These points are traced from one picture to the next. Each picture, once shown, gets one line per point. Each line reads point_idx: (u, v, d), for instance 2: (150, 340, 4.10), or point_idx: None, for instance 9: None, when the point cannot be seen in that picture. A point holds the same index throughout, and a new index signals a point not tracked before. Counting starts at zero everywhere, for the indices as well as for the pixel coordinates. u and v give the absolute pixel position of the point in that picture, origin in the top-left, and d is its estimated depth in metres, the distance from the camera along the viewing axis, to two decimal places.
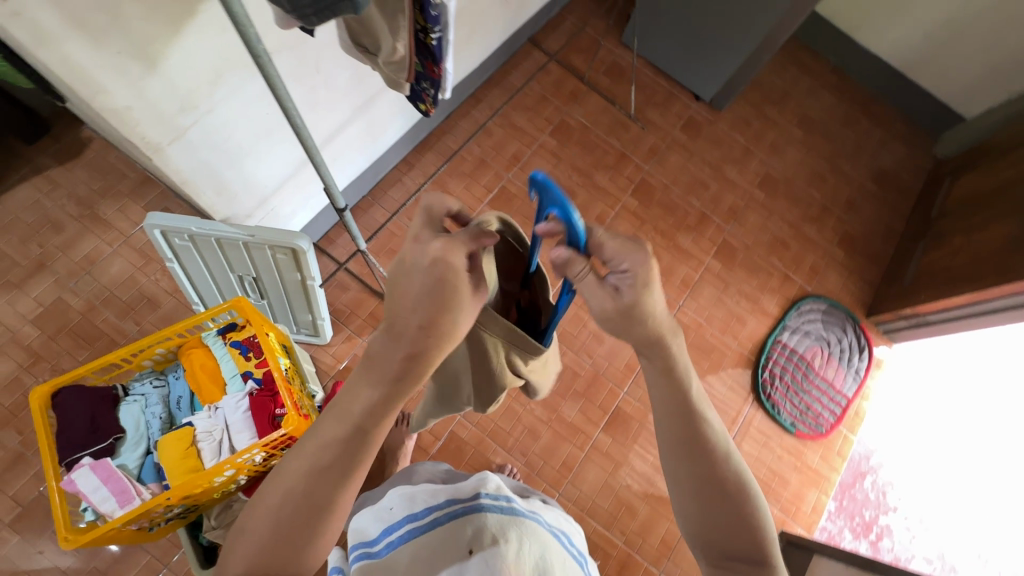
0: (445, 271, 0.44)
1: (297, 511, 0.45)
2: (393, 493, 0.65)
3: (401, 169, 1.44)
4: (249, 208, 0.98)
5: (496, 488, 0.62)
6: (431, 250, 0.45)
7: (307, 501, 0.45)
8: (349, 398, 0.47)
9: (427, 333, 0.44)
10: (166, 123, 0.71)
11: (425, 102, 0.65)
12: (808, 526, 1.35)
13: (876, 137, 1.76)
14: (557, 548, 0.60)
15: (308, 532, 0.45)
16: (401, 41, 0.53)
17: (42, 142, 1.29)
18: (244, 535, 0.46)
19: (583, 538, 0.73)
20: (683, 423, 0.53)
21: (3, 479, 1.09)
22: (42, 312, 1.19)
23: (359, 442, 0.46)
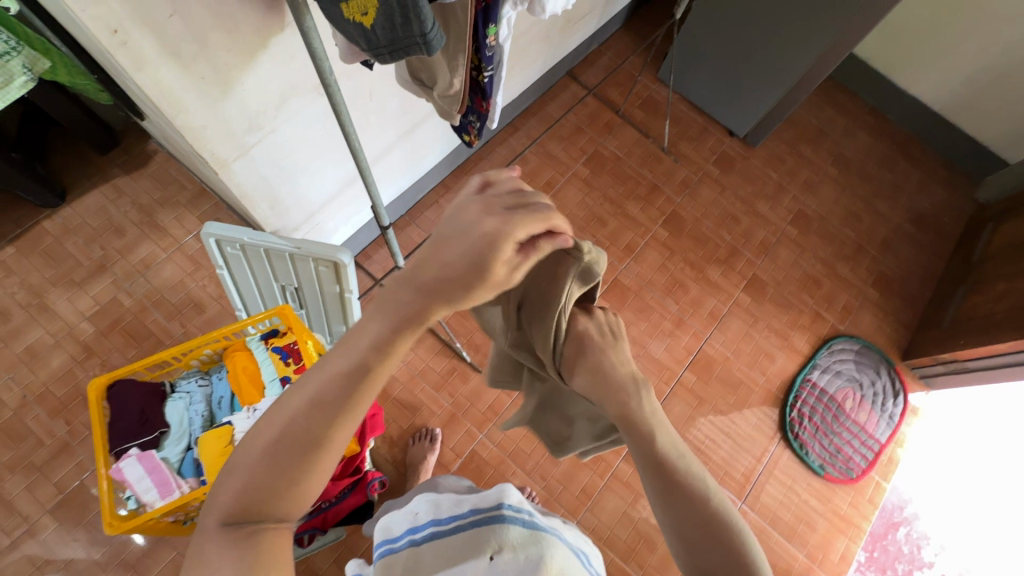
0: (488, 248, 0.41)
1: (287, 442, 0.41)
2: (419, 499, 0.68)
3: (438, 191, 1.49)
4: (297, 221, 1.04)
5: (517, 501, 0.61)
6: (487, 225, 0.41)
7: (302, 434, 0.41)
8: (360, 333, 0.43)
9: (460, 286, 0.42)
10: (235, 141, 0.78)
11: (470, 134, 0.72)
12: (835, 574, 1.30)
13: (914, 179, 1.74)
14: (578, 567, 0.59)
15: (298, 467, 0.41)
16: (457, 77, 0.57)
17: (113, 153, 1.40)
18: (234, 471, 0.42)
19: (602, 561, 0.70)
20: (651, 457, 0.52)
21: (49, 466, 1.15)
22: (98, 310, 1.27)
23: (360, 381, 0.42)
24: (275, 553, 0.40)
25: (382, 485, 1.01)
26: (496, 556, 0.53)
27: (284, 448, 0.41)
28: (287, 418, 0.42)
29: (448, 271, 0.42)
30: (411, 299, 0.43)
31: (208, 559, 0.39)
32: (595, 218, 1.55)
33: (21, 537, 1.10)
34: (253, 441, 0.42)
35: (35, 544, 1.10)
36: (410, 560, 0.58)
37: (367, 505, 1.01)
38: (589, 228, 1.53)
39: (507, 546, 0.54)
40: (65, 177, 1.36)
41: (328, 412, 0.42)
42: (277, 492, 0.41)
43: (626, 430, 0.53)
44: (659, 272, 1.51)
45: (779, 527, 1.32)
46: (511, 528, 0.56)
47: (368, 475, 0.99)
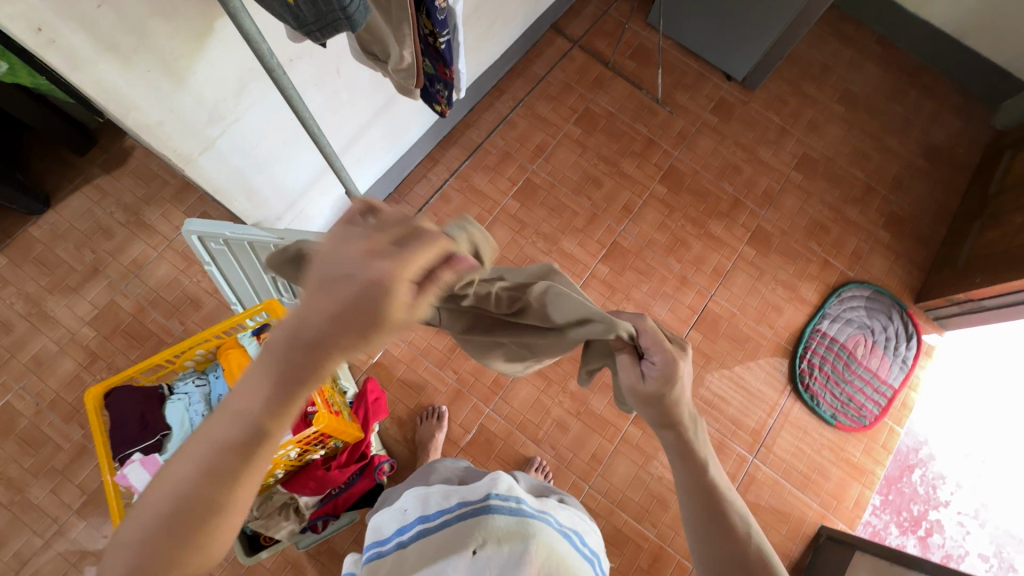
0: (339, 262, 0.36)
1: (177, 518, 0.38)
2: (409, 495, 0.67)
3: (426, 165, 1.45)
4: (279, 211, 1.02)
5: (507, 489, 0.61)
6: (370, 269, 0.35)
7: (195, 507, 0.38)
8: (242, 390, 0.38)
9: (350, 330, 0.35)
10: (197, 134, 0.74)
11: (439, 103, 0.67)
12: (850, 520, 1.30)
13: (926, 110, 1.64)
14: (569, 550, 0.60)
15: (196, 543, 0.39)
16: (407, 48, 0.53)
17: (92, 152, 1.37)
18: (120, 549, 0.39)
19: (599, 538, 0.72)
20: (699, 484, 0.58)
21: (70, 469, 1.18)
22: (97, 314, 1.27)
23: (256, 449, 0.38)
24: None
25: (391, 467, 1.02)
26: (479, 550, 0.55)
27: (172, 526, 0.38)
28: (175, 489, 0.38)
29: (331, 316, 0.35)
30: (299, 354, 0.36)
31: None
32: (590, 180, 1.49)
33: (52, 537, 1.14)
34: (143, 506, 0.39)
35: (68, 544, 1.14)
36: (400, 559, 0.59)
37: (377, 487, 1.02)
38: (584, 190, 1.48)
39: (492, 538, 0.56)
40: (48, 182, 1.34)
41: (225, 483, 0.38)
42: (170, 569, 0.39)
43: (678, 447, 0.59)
44: (659, 231, 1.47)
45: (792, 478, 1.32)
46: (498, 518, 0.58)
47: (375, 459, 1.00)
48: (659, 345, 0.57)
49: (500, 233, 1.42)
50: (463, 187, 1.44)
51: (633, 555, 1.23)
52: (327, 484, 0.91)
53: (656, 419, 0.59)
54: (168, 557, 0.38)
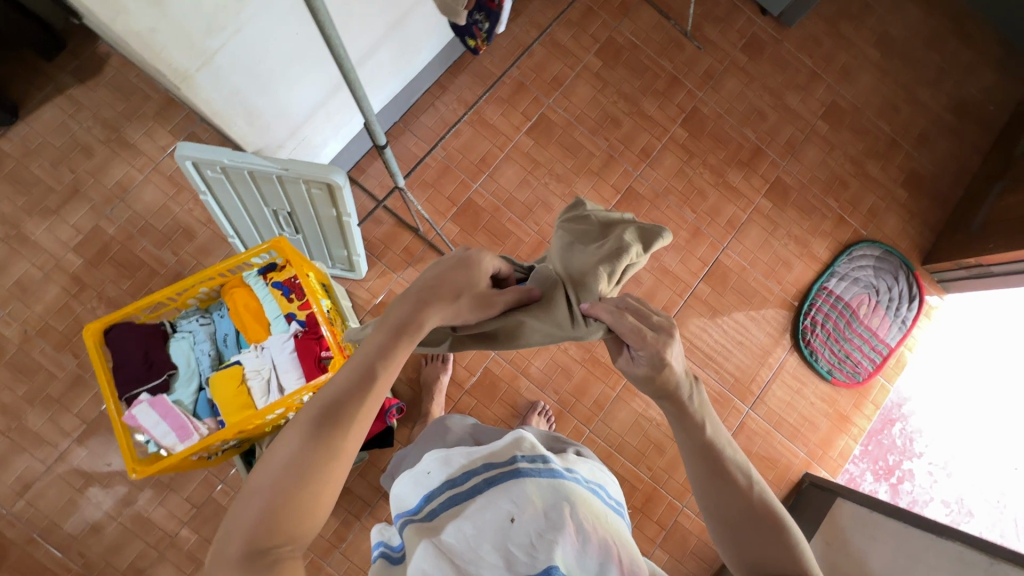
0: (474, 262, 0.57)
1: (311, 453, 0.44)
2: (430, 457, 0.67)
3: (434, 92, 1.34)
4: (281, 138, 0.93)
5: (532, 450, 0.64)
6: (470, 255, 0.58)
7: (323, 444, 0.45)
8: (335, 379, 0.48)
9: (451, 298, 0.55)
10: (194, 47, 0.65)
11: (477, 37, 0.63)
12: (833, 469, 1.37)
13: (963, 61, 1.55)
14: (599, 505, 0.62)
15: (326, 472, 0.44)
16: None
17: (61, 58, 1.23)
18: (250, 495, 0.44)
19: (620, 488, 0.73)
20: (704, 460, 0.54)
21: (67, 398, 1.16)
22: (82, 239, 1.20)
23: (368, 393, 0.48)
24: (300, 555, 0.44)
25: (400, 410, 1.01)
26: (516, 515, 0.56)
27: (306, 461, 0.44)
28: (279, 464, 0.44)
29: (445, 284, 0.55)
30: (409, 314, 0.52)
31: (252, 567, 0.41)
32: (608, 118, 1.40)
33: (54, 463, 1.13)
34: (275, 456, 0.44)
35: (71, 471, 1.14)
36: (424, 521, 0.59)
37: (387, 431, 1.02)
38: (601, 129, 1.40)
39: (530, 504, 0.57)
40: (14, 89, 1.21)
41: (348, 418, 0.46)
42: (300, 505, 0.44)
43: (675, 419, 0.55)
44: (676, 177, 1.41)
45: (784, 429, 1.37)
46: (528, 479, 0.60)
47: (385, 403, 0.98)
48: (645, 342, 0.53)
49: (511, 172, 1.35)
50: (474, 120, 1.35)
51: (627, 494, 1.28)
52: None
53: (654, 394, 0.56)
54: (307, 478, 0.44)
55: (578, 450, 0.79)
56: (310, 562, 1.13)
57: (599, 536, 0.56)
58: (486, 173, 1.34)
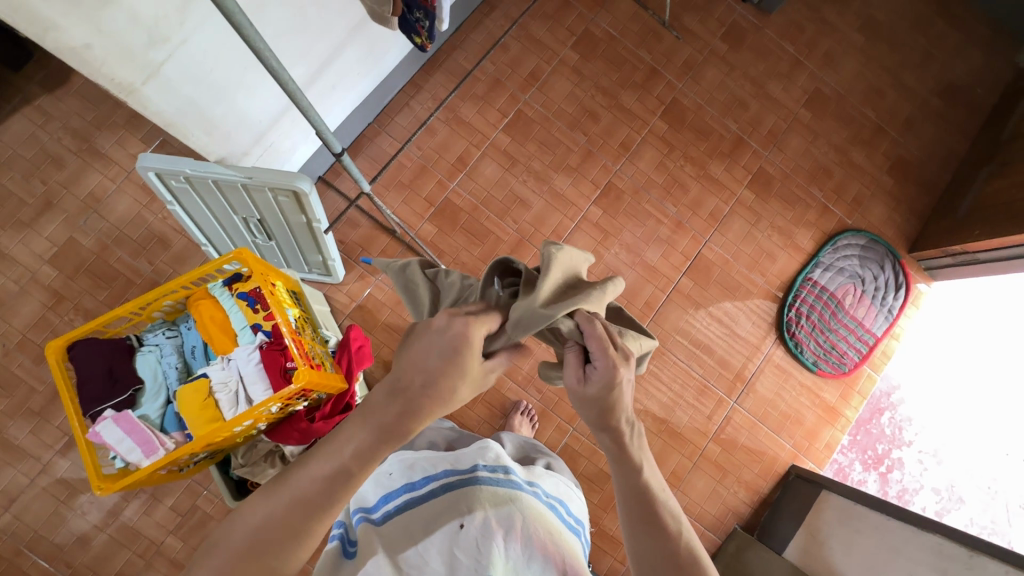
0: (465, 343, 0.51)
1: (281, 531, 0.48)
2: (394, 458, 0.67)
3: (408, 92, 1.32)
4: (245, 145, 0.91)
5: (495, 459, 0.64)
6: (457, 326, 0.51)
7: (290, 526, 0.48)
8: (312, 468, 0.49)
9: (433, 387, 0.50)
10: (136, 60, 0.64)
11: (419, 36, 0.56)
12: (819, 460, 1.37)
13: (949, 43, 1.52)
14: (554, 520, 0.64)
15: (288, 549, 0.48)
16: None
17: (28, 68, 1.21)
18: (213, 552, 0.48)
19: (582, 504, 0.73)
20: (639, 503, 0.57)
21: (48, 411, 1.16)
22: (57, 252, 1.19)
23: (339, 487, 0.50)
24: None
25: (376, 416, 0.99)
26: (466, 522, 0.58)
27: (276, 535, 0.48)
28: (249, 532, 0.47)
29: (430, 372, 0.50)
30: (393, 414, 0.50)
31: None
32: (586, 113, 1.38)
33: (37, 476, 1.14)
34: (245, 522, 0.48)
35: (55, 483, 1.14)
36: (377, 523, 0.61)
37: None
38: (580, 125, 1.38)
39: (481, 513, 0.59)
40: None
41: (321, 504, 0.49)
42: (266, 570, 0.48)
43: (615, 459, 0.58)
44: (656, 171, 1.39)
45: (769, 422, 1.36)
46: (484, 488, 0.61)
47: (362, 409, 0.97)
48: (601, 353, 0.55)
49: (489, 170, 1.33)
50: (449, 118, 1.33)
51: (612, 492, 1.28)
52: (311, 436, 0.89)
53: (595, 421, 0.57)
54: (272, 552, 0.48)
55: (548, 462, 0.79)
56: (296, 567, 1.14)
57: (544, 549, 0.59)
58: (463, 172, 1.32)
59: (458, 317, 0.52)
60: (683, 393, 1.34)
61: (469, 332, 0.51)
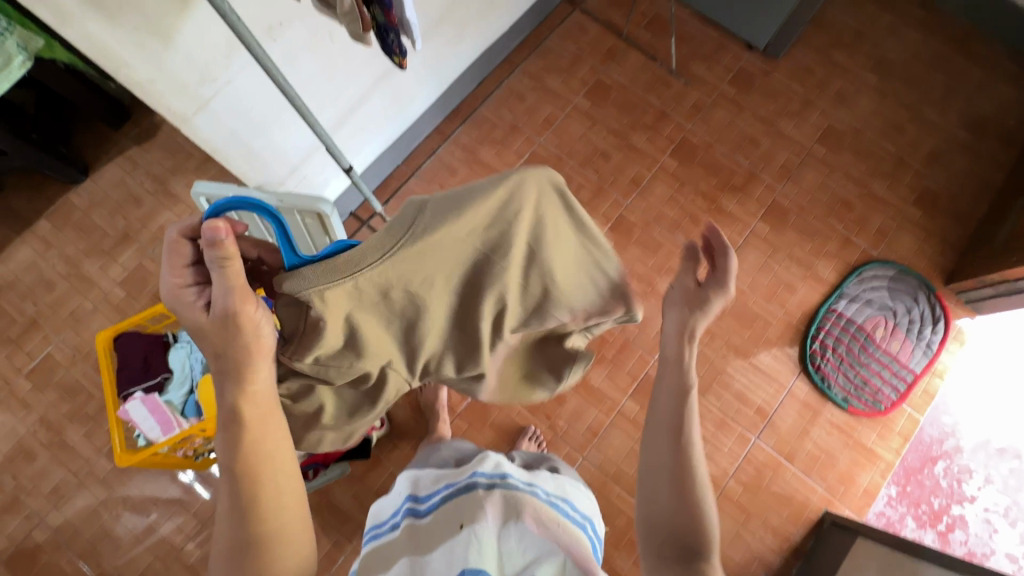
0: (175, 300, 0.56)
1: (237, 550, 0.55)
2: (403, 483, 0.82)
3: (434, 138, 1.47)
4: (280, 175, 1.06)
5: (490, 468, 0.75)
6: (169, 288, 0.56)
7: (241, 541, 0.55)
8: (221, 499, 0.56)
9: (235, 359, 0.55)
10: (189, 94, 0.79)
11: (397, 54, 0.61)
12: (859, 508, 1.25)
13: (971, 78, 1.52)
14: (554, 513, 0.71)
15: (254, 556, 0.55)
16: None
17: (126, 126, 1.47)
18: None
19: (591, 505, 0.81)
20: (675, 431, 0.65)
21: (101, 416, 1.29)
22: (127, 276, 1.37)
23: (241, 484, 0.55)
24: None
25: None
26: (463, 521, 0.66)
27: (235, 554, 0.55)
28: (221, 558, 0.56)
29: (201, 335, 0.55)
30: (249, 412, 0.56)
31: None
32: (597, 153, 1.47)
33: (84, 476, 1.25)
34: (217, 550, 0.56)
35: (98, 484, 1.25)
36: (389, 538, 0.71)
37: None
38: (591, 163, 1.46)
39: (475, 512, 0.67)
40: (86, 153, 1.45)
41: (247, 508, 0.55)
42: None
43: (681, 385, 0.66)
44: (667, 205, 1.43)
45: (798, 462, 1.27)
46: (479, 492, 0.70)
47: None
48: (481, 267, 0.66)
49: None
50: (469, 160, 1.46)
51: (624, 528, 1.23)
52: None
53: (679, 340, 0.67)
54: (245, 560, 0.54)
55: (554, 467, 0.88)
56: None
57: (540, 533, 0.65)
58: None
59: (175, 285, 0.56)
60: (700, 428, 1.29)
61: (171, 293, 0.56)
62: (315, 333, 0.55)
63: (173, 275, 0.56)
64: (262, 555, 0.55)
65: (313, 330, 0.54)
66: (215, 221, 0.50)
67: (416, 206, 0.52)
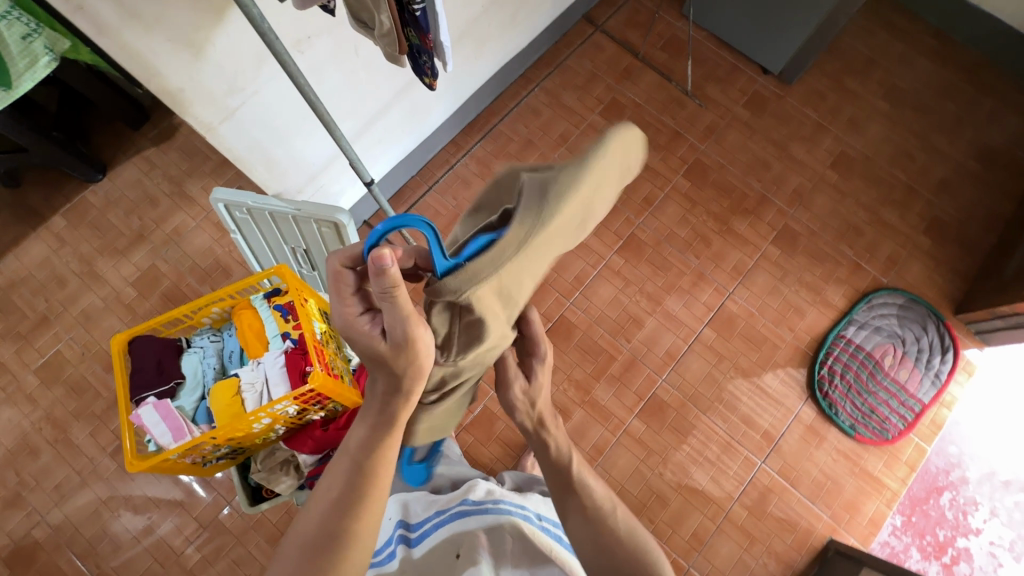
0: (345, 322, 0.57)
1: (325, 533, 0.59)
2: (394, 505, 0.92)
3: (449, 149, 1.48)
4: (298, 183, 1.06)
5: (481, 493, 0.86)
6: (341, 314, 0.57)
7: (332, 527, 0.59)
8: (330, 480, 0.61)
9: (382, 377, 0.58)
10: (217, 104, 0.80)
11: (428, 76, 0.62)
12: (863, 537, 1.24)
13: (983, 109, 1.53)
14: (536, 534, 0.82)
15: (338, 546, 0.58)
16: (384, 11, 0.52)
17: (145, 127, 1.48)
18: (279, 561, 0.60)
19: None
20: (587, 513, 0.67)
21: (107, 415, 1.29)
22: (140, 276, 1.38)
23: (362, 480, 0.60)
24: None
25: None
26: None
27: (320, 538, 0.58)
28: (305, 534, 0.59)
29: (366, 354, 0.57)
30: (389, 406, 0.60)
31: None
32: None
33: (88, 476, 1.25)
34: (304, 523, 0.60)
35: (102, 484, 1.24)
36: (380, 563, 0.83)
37: None
38: None
39: None
40: (105, 153, 1.47)
41: (351, 503, 0.60)
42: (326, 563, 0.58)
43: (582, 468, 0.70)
44: (679, 225, 1.44)
45: (803, 488, 1.27)
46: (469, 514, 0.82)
47: None
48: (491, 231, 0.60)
49: None
50: (483, 172, 1.46)
51: None
52: (325, 444, 0.95)
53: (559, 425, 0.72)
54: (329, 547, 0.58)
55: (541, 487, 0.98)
56: None
57: None
58: None
59: (353, 314, 0.58)
60: (705, 449, 1.29)
61: (344, 319, 0.57)
62: (476, 330, 0.54)
63: (344, 306, 0.57)
64: (340, 547, 0.58)
65: (472, 328, 0.53)
66: (382, 251, 0.48)
67: (535, 187, 0.46)
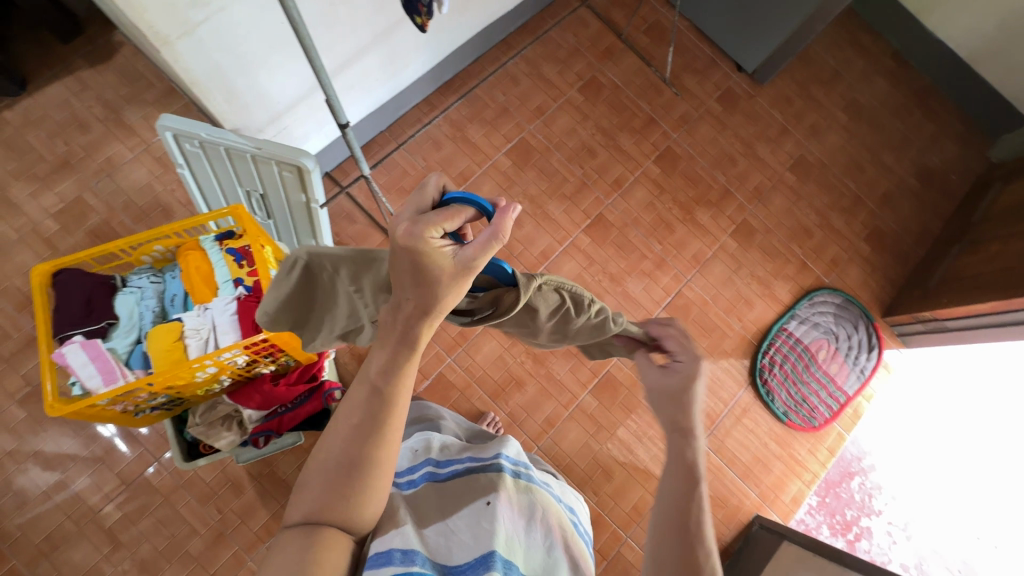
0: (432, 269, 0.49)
1: (348, 464, 0.57)
2: (418, 438, 0.92)
3: (422, 108, 1.42)
4: (260, 122, 0.98)
5: (515, 455, 0.87)
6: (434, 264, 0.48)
7: (355, 456, 0.57)
8: (348, 411, 0.58)
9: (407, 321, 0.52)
10: (177, 14, 0.71)
11: (420, 14, 0.63)
12: (785, 514, 1.34)
13: (926, 131, 1.65)
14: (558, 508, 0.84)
15: (362, 474, 0.57)
16: None
17: (77, 42, 1.31)
18: (304, 489, 0.58)
19: (586, 512, 0.96)
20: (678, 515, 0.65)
21: (16, 359, 1.16)
22: (63, 208, 1.24)
23: (381, 407, 0.57)
24: (369, 515, 0.59)
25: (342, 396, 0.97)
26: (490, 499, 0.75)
27: (343, 465, 0.57)
28: (331, 458, 0.57)
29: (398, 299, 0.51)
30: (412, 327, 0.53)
31: (292, 546, 0.56)
32: (585, 149, 1.48)
33: None
34: (325, 452, 0.58)
35: (6, 434, 1.12)
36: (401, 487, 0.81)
37: (323, 413, 1.00)
38: (578, 158, 1.47)
39: (504, 491, 0.77)
40: (26, 65, 1.29)
41: (371, 434, 0.57)
42: (353, 490, 0.57)
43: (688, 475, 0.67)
44: (645, 210, 1.46)
45: (736, 467, 1.35)
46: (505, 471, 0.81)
47: (327, 384, 0.96)
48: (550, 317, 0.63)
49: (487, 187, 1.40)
50: (456, 136, 1.42)
51: None
52: (271, 400, 0.90)
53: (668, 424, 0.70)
54: (351, 476, 0.57)
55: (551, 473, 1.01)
56: (234, 557, 1.12)
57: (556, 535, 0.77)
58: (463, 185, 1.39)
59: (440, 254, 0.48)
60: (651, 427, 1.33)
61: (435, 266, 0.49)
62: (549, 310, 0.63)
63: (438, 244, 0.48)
64: (367, 475, 0.57)
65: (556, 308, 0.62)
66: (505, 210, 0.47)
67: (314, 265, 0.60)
